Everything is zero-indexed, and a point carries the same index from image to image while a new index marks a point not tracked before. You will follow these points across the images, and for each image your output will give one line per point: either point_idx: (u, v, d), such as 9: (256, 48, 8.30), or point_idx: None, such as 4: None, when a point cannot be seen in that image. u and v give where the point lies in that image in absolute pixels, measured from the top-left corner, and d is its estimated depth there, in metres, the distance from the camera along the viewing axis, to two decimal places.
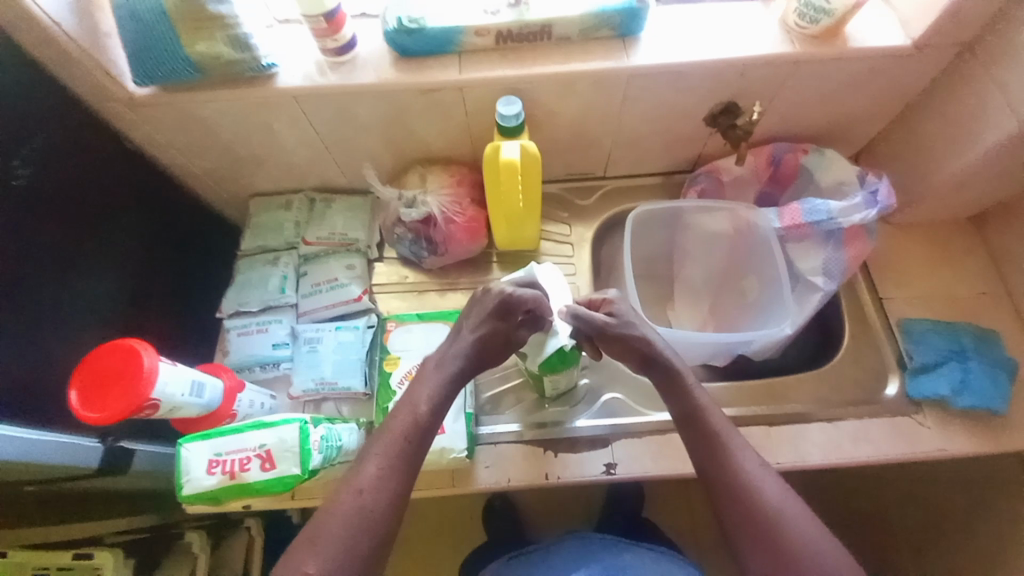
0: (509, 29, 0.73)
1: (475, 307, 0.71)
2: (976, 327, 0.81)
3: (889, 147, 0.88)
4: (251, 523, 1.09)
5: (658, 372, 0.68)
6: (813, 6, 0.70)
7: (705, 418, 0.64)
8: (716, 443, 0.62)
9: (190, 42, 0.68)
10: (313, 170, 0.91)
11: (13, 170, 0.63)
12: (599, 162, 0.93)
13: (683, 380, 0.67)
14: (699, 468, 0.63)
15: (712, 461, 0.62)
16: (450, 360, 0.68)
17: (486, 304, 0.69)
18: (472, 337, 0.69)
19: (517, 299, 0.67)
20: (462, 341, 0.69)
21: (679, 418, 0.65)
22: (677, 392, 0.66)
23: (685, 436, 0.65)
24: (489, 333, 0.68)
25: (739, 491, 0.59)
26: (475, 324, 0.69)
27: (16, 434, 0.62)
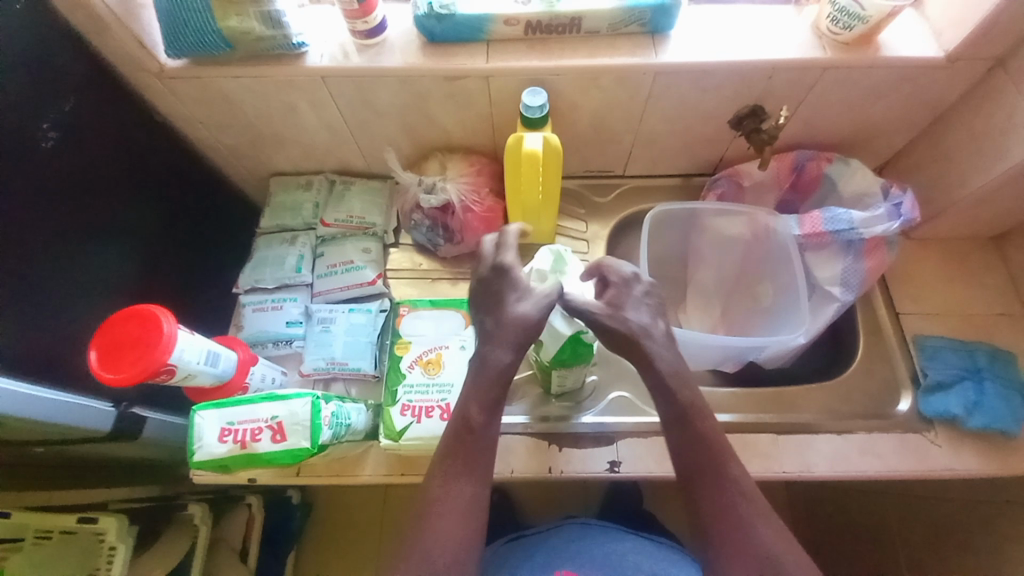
0: (539, 20, 0.72)
1: (494, 290, 0.67)
2: (993, 346, 0.80)
3: (915, 160, 0.87)
4: (252, 500, 1.13)
5: (672, 410, 0.64)
6: (847, 12, 0.69)
7: (717, 468, 0.62)
8: (723, 495, 0.60)
9: (222, 18, 0.68)
10: (334, 152, 0.92)
11: (42, 132, 0.64)
12: (619, 159, 0.92)
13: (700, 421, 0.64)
14: (704, 510, 0.61)
15: (715, 511, 0.60)
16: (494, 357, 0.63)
17: (509, 290, 0.66)
18: (501, 330, 0.64)
19: (514, 260, 0.67)
20: (496, 331, 0.64)
21: (686, 456, 0.63)
22: (690, 435, 0.63)
23: (686, 471, 0.63)
24: (516, 319, 0.64)
25: (752, 547, 0.58)
26: (498, 315, 0.65)
27: (25, 390, 0.63)
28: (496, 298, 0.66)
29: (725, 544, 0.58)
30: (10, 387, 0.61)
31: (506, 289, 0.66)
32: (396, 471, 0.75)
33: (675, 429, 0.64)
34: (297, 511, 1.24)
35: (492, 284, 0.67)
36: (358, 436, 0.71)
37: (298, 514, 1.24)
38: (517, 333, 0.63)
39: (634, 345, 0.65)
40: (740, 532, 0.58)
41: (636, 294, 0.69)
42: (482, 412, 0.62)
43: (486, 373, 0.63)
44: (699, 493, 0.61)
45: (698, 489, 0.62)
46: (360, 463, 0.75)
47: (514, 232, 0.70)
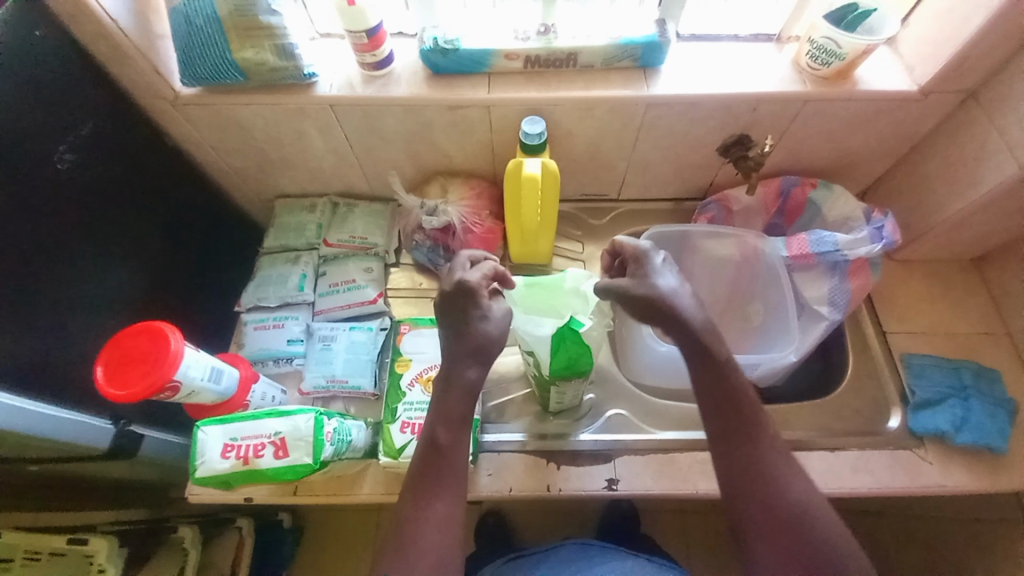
0: (537, 55, 0.77)
1: (454, 311, 0.66)
2: (977, 364, 0.83)
3: (894, 186, 0.92)
4: (243, 523, 1.09)
5: (709, 388, 0.62)
6: (825, 50, 0.74)
7: (751, 450, 0.60)
8: (760, 463, 0.60)
9: (239, 49, 0.72)
10: (339, 176, 0.95)
11: (58, 154, 0.66)
12: (614, 184, 0.96)
13: (739, 397, 0.62)
14: (742, 479, 0.59)
15: (749, 492, 0.59)
16: (455, 369, 0.65)
17: (472, 307, 0.66)
18: (461, 343, 0.65)
19: (479, 279, 0.66)
20: (459, 344, 0.65)
21: (721, 427, 0.62)
22: (726, 409, 0.62)
23: (722, 441, 0.61)
24: (475, 334, 0.65)
25: (789, 532, 0.56)
26: (457, 327, 0.66)
27: (25, 405, 0.63)
28: (460, 312, 0.66)
29: (760, 518, 0.57)
30: (10, 401, 0.61)
31: (470, 306, 0.66)
32: (395, 490, 0.74)
33: (711, 409, 0.62)
34: (290, 535, 1.21)
35: (453, 299, 0.67)
36: (358, 453, 0.72)
37: (291, 538, 1.21)
38: (479, 350, 0.65)
39: (665, 315, 0.63)
40: (783, 502, 0.58)
41: (655, 262, 0.67)
42: (448, 429, 0.63)
43: (453, 386, 0.64)
44: (737, 463, 0.60)
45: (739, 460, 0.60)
46: (358, 482, 0.74)
47: (488, 264, 0.69)
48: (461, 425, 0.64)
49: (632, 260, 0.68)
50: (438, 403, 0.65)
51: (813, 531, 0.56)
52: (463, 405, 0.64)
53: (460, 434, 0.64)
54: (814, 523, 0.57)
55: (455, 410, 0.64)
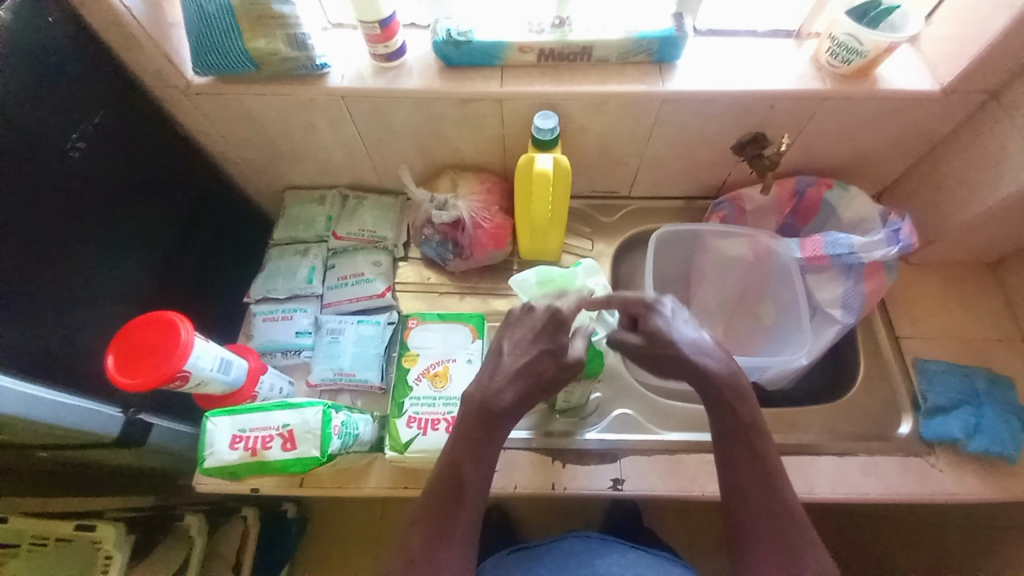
0: (551, 48, 0.76)
1: (521, 324, 0.66)
2: (992, 372, 0.82)
3: (912, 188, 0.90)
4: (248, 512, 1.10)
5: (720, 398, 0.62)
6: (846, 47, 0.72)
7: (757, 454, 0.61)
8: (756, 472, 0.61)
9: (250, 39, 0.71)
10: (348, 169, 0.94)
11: (70, 143, 0.66)
12: (625, 181, 0.95)
13: (743, 413, 0.62)
14: (733, 486, 0.62)
15: (742, 497, 0.61)
16: (494, 400, 0.62)
17: (542, 332, 0.64)
18: (516, 368, 0.63)
19: (571, 314, 0.65)
20: (512, 370, 0.63)
21: (723, 440, 0.63)
22: (731, 423, 0.62)
23: (722, 451, 0.63)
24: (533, 361, 0.63)
25: (776, 537, 0.59)
26: (519, 345, 0.64)
27: (34, 392, 0.64)
28: (527, 335, 0.65)
29: (752, 522, 0.60)
30: (22, 390, 0.62)
31: (540, 337, 0.65)
32: (400, 483, 0.74)
33: (719, 413, 0.63)
34: (294, 526, 1.22)
35: (519, 321, 0.66)
36: (364, 447, 0.72)
37: (295, 528, 1.22)
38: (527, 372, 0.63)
39: (670, 368, 0.64)
40: (773, 511, 0.60)
41: (666, 316, 0.65)
42: (470, 455, 0.60)
43: (484, 410, 0.61)
44: (735, 472, 0.62)
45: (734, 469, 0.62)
46: (364, 475, 0.75)
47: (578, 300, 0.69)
48: (478, 450, 0.61)
49: (637, 314, 0.66)
50: (456, 438, 0.61)
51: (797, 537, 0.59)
52: (491, 433, 0.61)
53: (483, 461, 0.61)
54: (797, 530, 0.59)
55: (484, 444, 0.61)
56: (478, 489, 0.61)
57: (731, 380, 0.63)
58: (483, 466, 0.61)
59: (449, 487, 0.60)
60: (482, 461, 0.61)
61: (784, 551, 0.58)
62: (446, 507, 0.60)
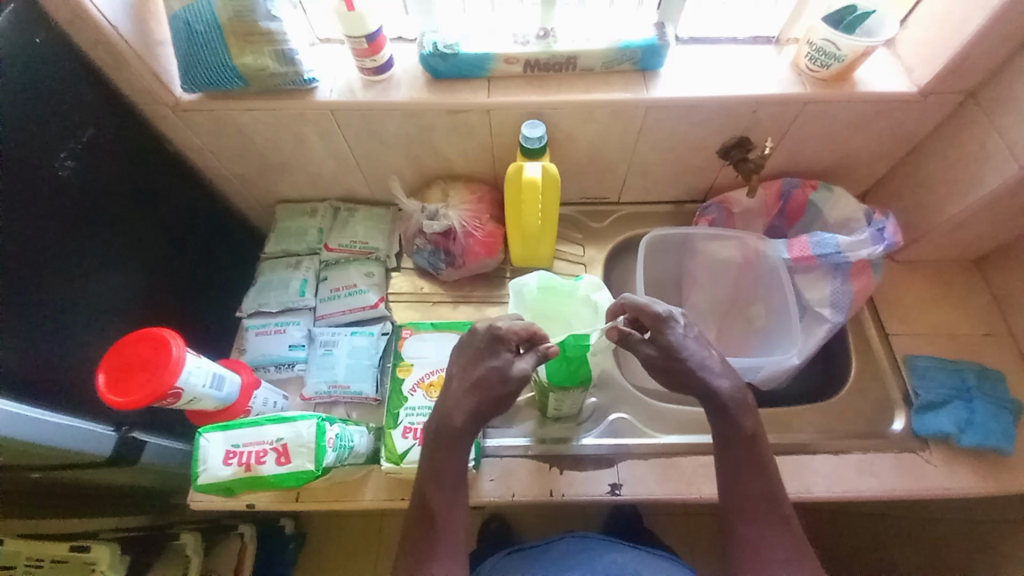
0: (537, 59, 0.77)
1: (469, 348, 0.67)
2: (981, 365, 0.83)
3: (895, 187, 0.92)
4: (245, 529, 1.09)
5: (712, 401, 0.64)
6: (824, 52, 0.74)
7: (754, 456, 0.63)
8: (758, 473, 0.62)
9: (239, 55, 0.72)
10: (339, 181, 0.95)
11: (59, 162, 0.66)
12: (614, 187, 0.96)
13: (744, 414, 0.64)
14: (737, 489, 0.62)
15: (746, 500, 0.62)
16: (452, 418, 0.64)
17: (488, 351, 0.66)
18: (465, 387, 0.65)
19: (510, 331, 0.65)
20: (461, 392, 0.65)
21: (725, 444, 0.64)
22: (733, 426, 0.64)
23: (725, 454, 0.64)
24: (482, 378, 0.64)
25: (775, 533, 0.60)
26: (467, 368, 0.66)
27: (23, 413, 0.63)
28: (474, 355, 0.66)
29: (753, 523, 0.61)
30: (10, 410, 0.61)
31: (488, 355, 0.66)
32: (398, 495, 0.74)
33: (717, 417, 0.64)
34: (291, 543, 1.20)
35: (465, 342, 0.68)
36: (360, 459, 0.72)
37: (293, 544, 1.20)
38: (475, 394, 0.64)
39: (681, 379, 0.65)
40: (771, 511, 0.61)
41: (678, 332, 0.66)
42: (436, 481, 0.62)
43: (441, 434, 0.63)
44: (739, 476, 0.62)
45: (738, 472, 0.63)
46: (361, 488, 0.74)
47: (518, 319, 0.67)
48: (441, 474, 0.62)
49: (652, 328, 0.65)
50: (427, 456, 0.63)
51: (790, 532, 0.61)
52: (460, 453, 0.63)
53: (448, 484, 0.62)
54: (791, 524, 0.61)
55: (444, 466, 0.62)
56: (451, 502, 0.62)
57: (707, 379, 0.64)
58: (447, 491, 0.62)
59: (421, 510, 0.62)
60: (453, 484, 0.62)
61: (778, 549, 0.59)
62: (435, 515, 0.61)
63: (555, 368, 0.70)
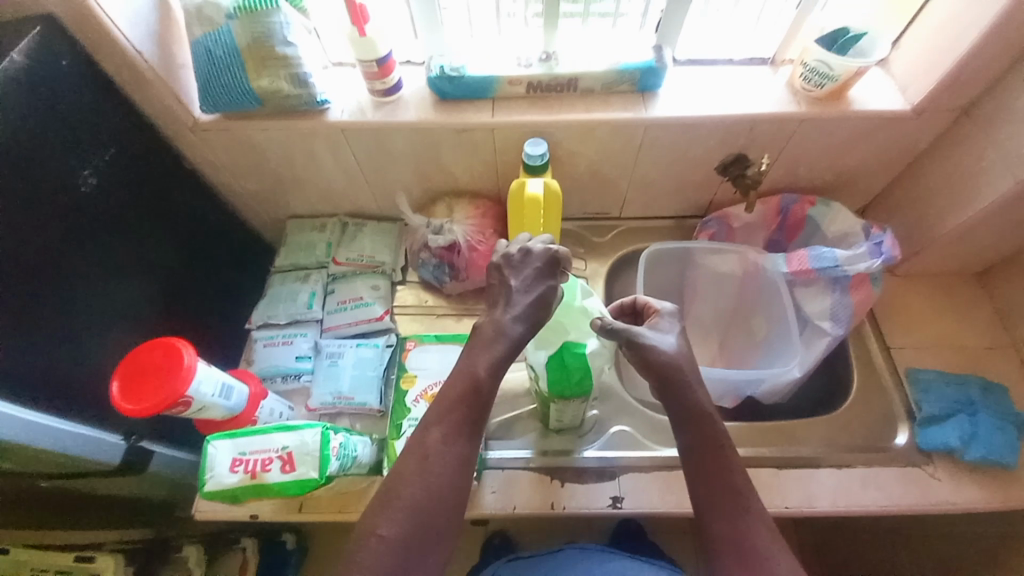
0: (539, 80, 0.80)
1: (522, 267, 0.66)
2: (985, 379, 0.82)
3: (894, 202, 0.93)
4: (247, 544, 1.08)
5: (678, 406, 0.62)
6: (818, 72, 0.77)
7: (725, 470, 0.60)
8: (722, 489, 0.59)
9: (255, 78, 0.76)
10: (348, 197, 0.98)
11: (82, 178, 0.70)
12: (616, 202, 0.98)
13: (710, 427, 0.61)
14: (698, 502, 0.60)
15: (712, 517, 0.58)
16: (511, 328, 0.62)
17: (548, 272, 0.66)
18: (529, 302, 0.64)
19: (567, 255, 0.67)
20: (523, 303, 0.64)
21: (689, 455, 0.61)
22: (701, 436, 0.61)
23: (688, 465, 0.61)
24: (544, 296, 0.64)
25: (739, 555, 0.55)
26: (528, 282, 0.65)
27: (36, 419, 0.65)
28: (533, 274, 0.65)
29: (718, 541, 0.57)
30: (21, 417, 0.63)
31: (545, 275, 0.66)
32: None
33: (682, 425, 0.62)
34: (293, 557, 1.19)
35: (519, 266, 0.66)
36: (362, 469, 0.72)
37: (294, 560, 1.19)
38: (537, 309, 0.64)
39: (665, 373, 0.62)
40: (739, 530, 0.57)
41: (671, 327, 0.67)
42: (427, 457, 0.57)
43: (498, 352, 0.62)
44: (700, 489, 0.60)
45: (700, 487, 0.60)
46: (363, 498, 0.75)
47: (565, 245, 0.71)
48: (429, 454, 0.57)
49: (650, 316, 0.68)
50: (439, 410, 0.59)
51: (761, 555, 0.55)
52: (443, 436, 0.58)
53: (430, 470, 0.56)
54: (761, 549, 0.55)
55: (439, 462, 0.57)
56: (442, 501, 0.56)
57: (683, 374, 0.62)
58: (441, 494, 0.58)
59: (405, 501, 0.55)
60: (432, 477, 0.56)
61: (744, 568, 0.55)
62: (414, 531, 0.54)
63: (552, 374, 0.70)
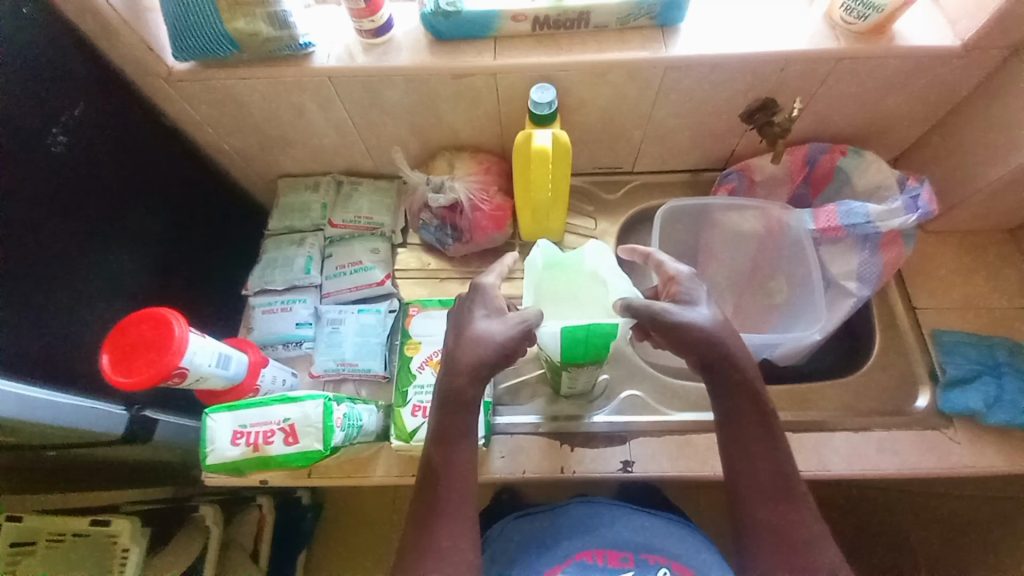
0: (546, 15, 0.72)
1: (456, 312, 0.67)
2: (1013, 340, 0.79)
3: (931, 151, 0.85)
4: (263, 501, 1.12)
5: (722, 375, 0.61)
6: (861, 1, 0.68)
7: (764, 436, 0.60)
8: (763, 455, 0.60)
9: (230, 19, 0.68)
10: (341, 153, 0.91)
11: (51, 137, 0.64)
12: (627, 156, 0.91)
13: (751, 395, 0.61)
14: (738, 471, 0.60)
15: (750, 483, 0.59)
16: (454, 368, 0.61)
17: (476, 306, 0.65)
18: (458, 346, 0.62)
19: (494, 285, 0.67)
20: (454, 348, 0.63)
21: (732, 424, 0.61)
22: (741, 404, 0.61)
23: (726, 435, 0.61)
24: (474, 335, 0.62)
25: (779, 516, 0.58)
26: (462, 326, 0.64)
27: (31, 393, 0.63)
28: (464, 312, 0.65)
29: (759, 507, 0.58)
30: (15, 391, 0.61)
31: (475, 308, 0.65)
32: (410, 472, 0.74)
33: (721, 392, 0.62)
34: (308, 512, 1.23)
35: (456, 312, 0.67)
36: (369, 437, 0.71)
37: (310, 515, 1.23)
38: (473, 348, 0.61)
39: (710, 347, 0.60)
40: (780, 492, 0.58)
41: (693, 289, 0.64)
42: (451, 445, 0.60)
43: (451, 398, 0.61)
44: (743, 461, 0.60)
45: (741, 457, 0.60)
46: (371, 464, 0.74)
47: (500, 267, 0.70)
48: (455, 442, 0.60)
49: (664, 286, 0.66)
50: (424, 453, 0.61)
51: (800, 513, 0.58)
52: (464, 427, 0.61)
53: (456, 457, 0.60)
54: (802, 505, 0.58)
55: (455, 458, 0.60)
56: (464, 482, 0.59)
57: (716, 335, 0.61)
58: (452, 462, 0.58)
59: (440, 484, 0.59)
60: (459, 462, 0.60)
61: (785, 531, 0.57)
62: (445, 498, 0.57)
63: (570, 348, 0.65)
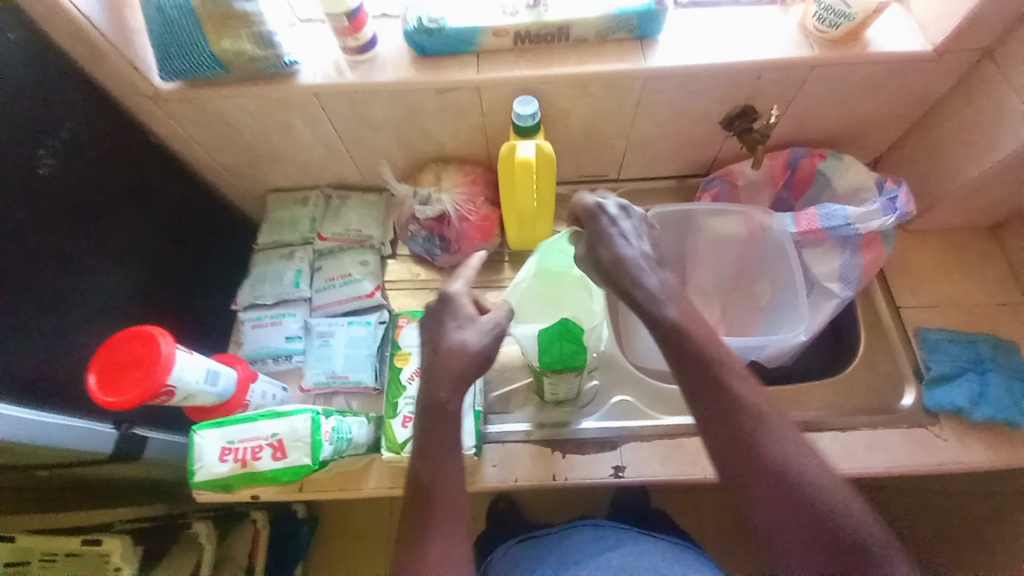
0: (527, 30, 0.73)
1: (426, 326, 0.65)
2: (995, 337, 0.80)
3: (909, 153, 0.87)
4: (257, 516, 1.10)
5: (697, 375, 0.54)
6: (833, 10, 0.70)
7: (756, 445, 0.51)
8: (763, 466, 0.50)
9: (215, 39, 0.69)
10: (329, 167, 0.92)
11: (38, 159, 0.64)
12: (612, 163, 0.93)
13: (731, 396, 0.53)
14: (741, 493, 0.51)
15: (757, 504, 0.50)
16: (429, 385, 0.60)
17: (447, 318, 0.64)
18: (430, 367, 0.61)
19: (464, 293, 0.65)
20: (427, 367, 0.62)
21: (722, 437, 0.52)
22: (721, 411, 0.52)
23: (717, 453, 0.53)
24: (448, 350, 0.61)
25: (806, 538, 0.48)
26: (435, 341, 0.63)
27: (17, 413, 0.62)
28: (435, 327, 0.64)
29: (779, 533, 0.49)
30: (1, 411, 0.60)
31: (446, 319, 0.64)
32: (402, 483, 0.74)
33: (701, 402, 0.54)
34: (303, 526, 1.22)
35: (427, 324, 0.66)
36: (360, 449, 0.71)
37: (305, 529, 1.22)
38: (454, 361, 0.61)
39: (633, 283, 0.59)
40: (796, 506, 0.49)
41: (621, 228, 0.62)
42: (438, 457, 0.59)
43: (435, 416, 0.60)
44: (745, 481, 0.51)
45: (738, 474, 0.51)
46: (363, 476, 0.74)
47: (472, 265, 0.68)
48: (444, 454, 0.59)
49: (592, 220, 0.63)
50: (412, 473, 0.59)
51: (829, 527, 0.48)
52: (445, 439, 0.60)
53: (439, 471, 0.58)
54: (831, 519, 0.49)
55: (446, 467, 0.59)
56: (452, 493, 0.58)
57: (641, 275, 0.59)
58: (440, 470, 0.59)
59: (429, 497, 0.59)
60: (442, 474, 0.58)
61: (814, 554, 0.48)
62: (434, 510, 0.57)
63: (555, 352, 0.67)
